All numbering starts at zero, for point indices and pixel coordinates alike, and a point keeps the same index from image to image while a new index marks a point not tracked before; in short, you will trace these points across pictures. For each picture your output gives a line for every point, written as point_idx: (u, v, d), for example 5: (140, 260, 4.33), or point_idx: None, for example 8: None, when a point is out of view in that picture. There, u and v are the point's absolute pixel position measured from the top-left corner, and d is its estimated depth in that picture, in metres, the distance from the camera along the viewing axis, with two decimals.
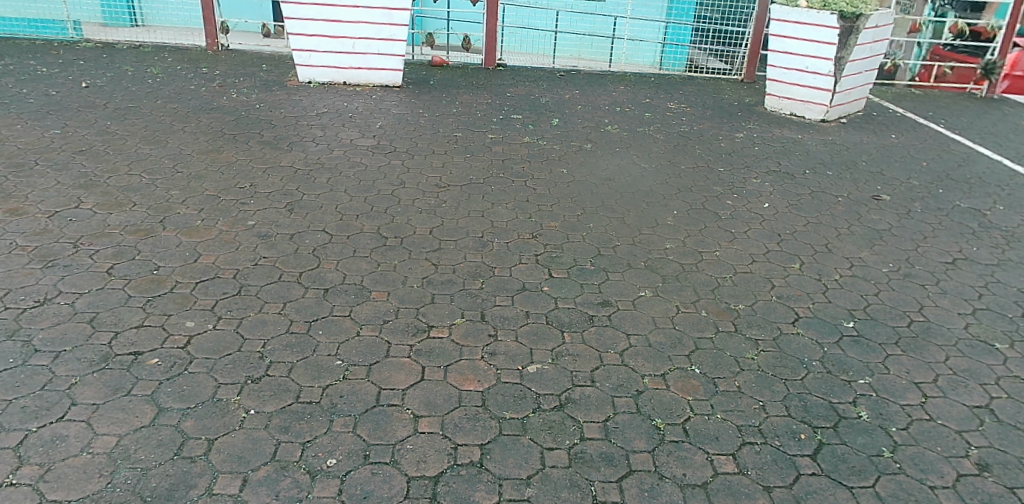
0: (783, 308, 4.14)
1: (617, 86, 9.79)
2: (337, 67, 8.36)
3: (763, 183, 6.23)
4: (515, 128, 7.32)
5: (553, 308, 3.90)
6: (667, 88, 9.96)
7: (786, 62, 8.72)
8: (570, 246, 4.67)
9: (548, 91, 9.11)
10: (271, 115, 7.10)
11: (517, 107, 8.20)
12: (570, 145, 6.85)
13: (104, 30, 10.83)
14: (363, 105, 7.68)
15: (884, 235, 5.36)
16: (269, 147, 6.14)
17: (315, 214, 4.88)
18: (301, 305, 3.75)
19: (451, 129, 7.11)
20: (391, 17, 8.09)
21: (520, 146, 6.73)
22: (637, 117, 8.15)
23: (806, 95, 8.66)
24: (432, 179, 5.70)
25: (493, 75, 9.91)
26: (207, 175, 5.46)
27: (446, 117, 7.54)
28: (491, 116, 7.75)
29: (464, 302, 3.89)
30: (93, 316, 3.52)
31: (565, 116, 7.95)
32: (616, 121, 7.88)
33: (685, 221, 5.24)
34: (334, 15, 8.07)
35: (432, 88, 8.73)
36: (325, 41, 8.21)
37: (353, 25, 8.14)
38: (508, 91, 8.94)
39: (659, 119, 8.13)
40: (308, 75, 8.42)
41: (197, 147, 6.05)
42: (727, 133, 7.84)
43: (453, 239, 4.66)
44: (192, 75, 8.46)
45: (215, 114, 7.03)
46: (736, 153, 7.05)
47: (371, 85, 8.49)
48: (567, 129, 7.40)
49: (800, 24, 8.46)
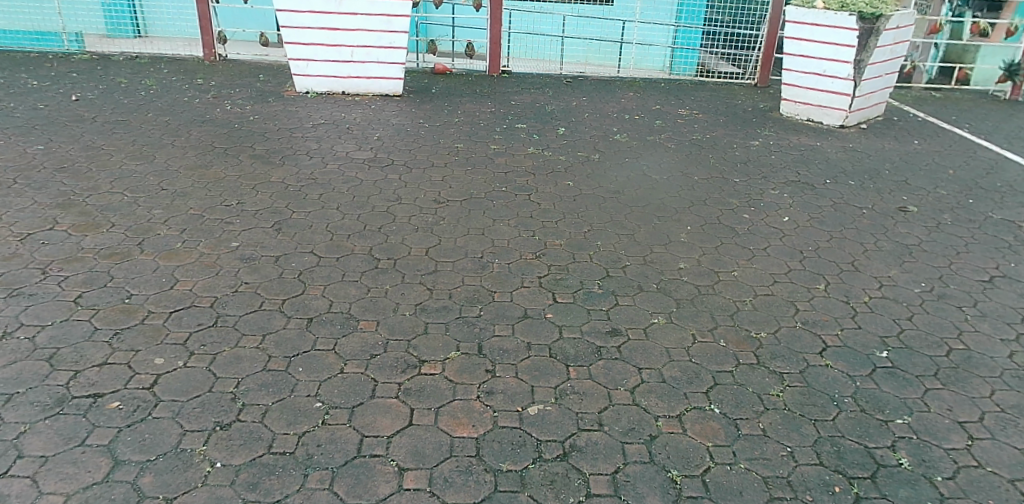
0: (809, 336, 3.79)
1: (626, 93, 9.46)
2: (336, 76, 8.09)
3: (781, 194, 5.88)
4: (520, 137, 7.01)
5: (558, 338, 3.57)
6: (677, 94, 9.62)
7: (803, 66, 8.35)
8: (577, 267, 4.33)
9: (555, 98, 8.80)
10: (266, 127, 6.83)
11: (522, 116, 7.89)
12: (577, 156, 6.53)
13: (103, 42, 10.66)
14: (361, 116, 7.40)
15: (914, 251, 4.99)
16: (260, 162, 5.86)
17: (304, 234, 4.58)
18: (282, 337, 3.43)
19: (452, 140, 6.81)
20: (390, 24, 7.81)
21: (525, 157, 6.41)
22: (648, 125, 7.81)
23: (824, 100, 8.29)
24: (430, 195, 5.38)
25: (497, 82, 9.61)
26: (193, 192, 5.18)
27: (448, 127, 7.23)
28: (495, 125, 7.45)
29: (460, 332, 3.56)
30: (53, 353, 3.22)
31: (572, 125, 7.62)
32: (625, 129, 7.55)
33: (701, 237, 4.90)
34: (333, 23, 7.81)
35: (434, 97, 8.45)
36: (324, 50, 7.93)
37: (351, 33, 7.86)
38: (513, 99, 8.65)
39: (670, 127, 7.79)
40: (306, 85, 8.15)
41: (185, 162, 5.77)
42: (742, 142, 7.48)
43: (451, 260, 4.34)
44: (187, 86, 8.22)
45: (207, 127, 6.76)
46: (753, 162, 6.71)
47: (371, 95, 8.22)
48: (574, 138, 7.08)
49: (817, 26, 8.10)
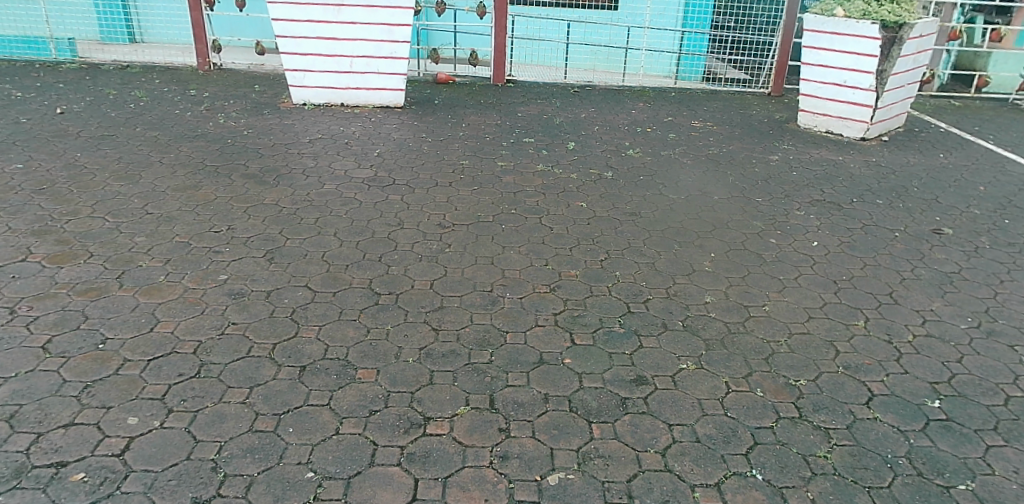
0: (853, 383, 3.43)
1: (636, 103, 9.13)
2: (334, 87, 7.76)
3: (807, 215, 5.53)
4: (527, 153, 6.67)
5: (577, 389, 3.22)
6: (689, 104, 9.28)
7: (822, 76, 8.02)
8: (595, 303, 3.98)
9: (562, 110, 8.47)
10: (260, 143, 6.50)
11: (530, 129, 7.55)
12: (588, 173, 6.19)
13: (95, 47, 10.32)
14: (361, 130, 7.07)
15: (955, 279, 4.63)
16: (252, 182, 5.52)
17: (298, 265, 4.23)
18: (271, 390, 3.09)
19: (456, 157, 6.46)
20: (391, 33, 7.49)
21: (533, 175, 6.07)
22: (661, 139, 7.46)
23: (844, 111, 7.96)
24: (435, 218, 5.04)
25: (502, 92, 9.27)
26: (180, 216, 4.84)
27: (451, 142, 6.89)
28: (501, 139, 7.11)
29: (469, 381, 3.21)
30: (14, 411, 2.88)
31: (581, 138, 7.28)
32: (637, 143, 7.21)
33: (726, 266, 4.55)
34: (331, 33, 7.48)
35: (437, 108, 8.12)
36: (322, 60, 7.61)
37: (350, 42, 7.53)
38: (519, 110, 8.32)
39: (684, 140, 7.44)
40: (303, 96, 7.82)
41: (173, 182, 5.44)
42: (760, 156, 7.13)
43: (457, 294, 3.99)
44: (179, 98, 7.88)
45: (198, 142, 6.42)
46: (774, 179, 6.36)
47: (371, 106, 7.88)
48: (584, 154, 6.74)
49: (837, 35, 7.77)
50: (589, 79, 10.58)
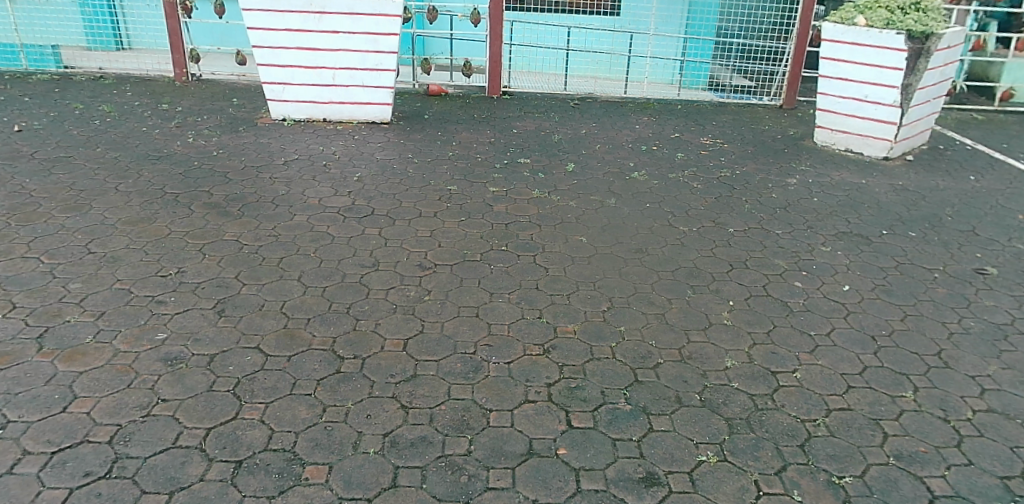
0: (908, 478, 2.84)
1: (640, 117, 8.53)
2: (315, 101, 7.19)
3: (834, 252, 4.94)
4: (522, 176, 6.09)
5: (574, 492, 2.63)
6: (697, 118, 8.69)
7: (841, 90, 7.40)
8: (596, 369, 3.39)
9: (562, 125, 7.89)
10: (229, 165, 5.92)
11: (526, 147, 6.97)
12: (589, 200, 5.60)
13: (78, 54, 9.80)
14: (341, 150, 6.49)
15: (1010, 333, 4.03)
16: (214, 213, 4.94)
17: (251, 320, 3.65)
18: (196, 497, 2.51)
19: (444, 181, 5.88)
20: (376, 43, 6.95)
21: (527, 203, 5.48)
22: (669, 158, 6.87)
23: (865, 128, 7.34)
24: (415, 257, 4.45)
25: (498, 104, 8.69)
26: (124, 256, 4.25)
27: (440, 163, 6.31)
28: (494, 160, 6.53)
29: (441, 483, 2.62)
30: None
31: (582, 158, 6.69)
32: (643, 163, 6.63)
33: (747, 318, 3.96)
34: (311, 43, 6.93)
35: (427, 124, 7.56)
36: (301, 72, 7.05)
37: (332, 53, 6.98)
38: (515, 126, 7.75)
39: (693, 160, 6.85)
40: (282, 111, 7.25)
41: (125, 213, 4.86)
42: (778, 178, 6.53)
43: (434, 357, 3.40)
44: (149, 112, 7.31)
45: (161, 165, 5.84)
46: (793, 207, 5.77)
47: (356, 122, 7.31)
48: (585, 177, 6.16)
49: (858, 46, 7.15)
50: (591, 89, 9.99)
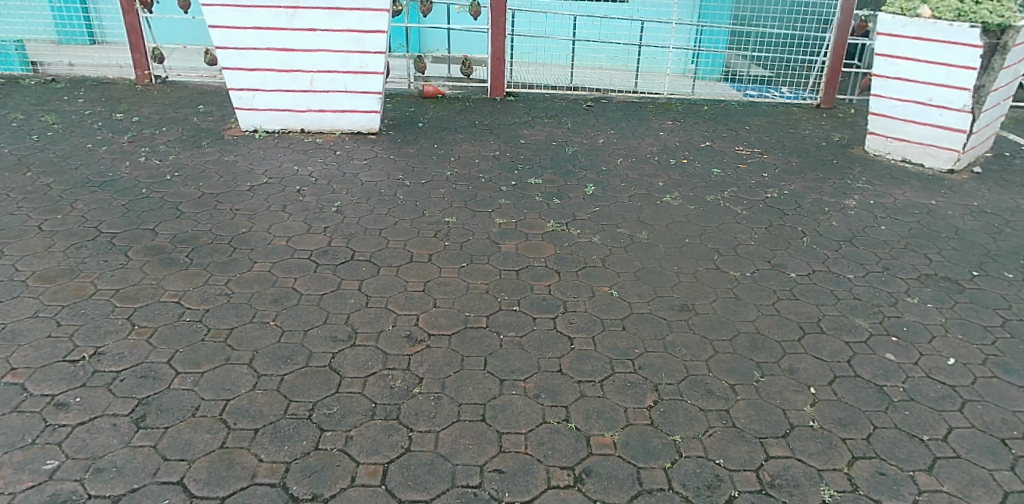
0: None
1: (663, 121, 7.56)
2: (291, 110, 6.24)
3: (922, 305, 3.98)
4: (534, 202, 5.14)
5: None
6: (727, 122, 7.71)
7: (899, 92, 6.39)
8: None
9: (575, 133, 6.93)
10: (185, 193, 4.97)
11: (536, 162, 6.01)
12: (615, 235, 4.65)
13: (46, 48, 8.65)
14: (320, 169, 5.53)
15: None
16: (154, 261, 4.00)
17: (180, 433, 2.71)
18: None
19: (440, 209, 4.93)
20: (360, 42, 6.02)
21: (541, 240, 4.53)
22: (702, 174, 5.90)
23: (928, 136, 6.35)
24: (402, 324, 3.51)
25: (502, 108, 7.71)
26: (27, 330, 3.30)
27: (436, 186, 5.36)
28: (500, 179, 5.58)
29: None
30: None
31: (602, 177, 5.74)
32: (674, 182, 5.67)
33: (838, 415, 3.02)
34: (285, 42, 5.98)
35: (422, 134, 6.59)
36: (274, 76, 6.10)
37: (309, 54, 6.04)
38: (522, 135, 6.80)
39: (732, 176, 5.89)
40: (253, 121, 6.28)
41: (42, 264, 3.90)
42: (832, 199, 5.57)
43: (425, 496, 2.46)
44: (100, 124, 6.34)
45: (100, 193, 4.89)
46: (859, 239, 4.82)
47: (339, 132, 6.38)
48: (608, 202, 5.20)
49: (922, 41, 6.13)
50: (603, 86, 9.07)
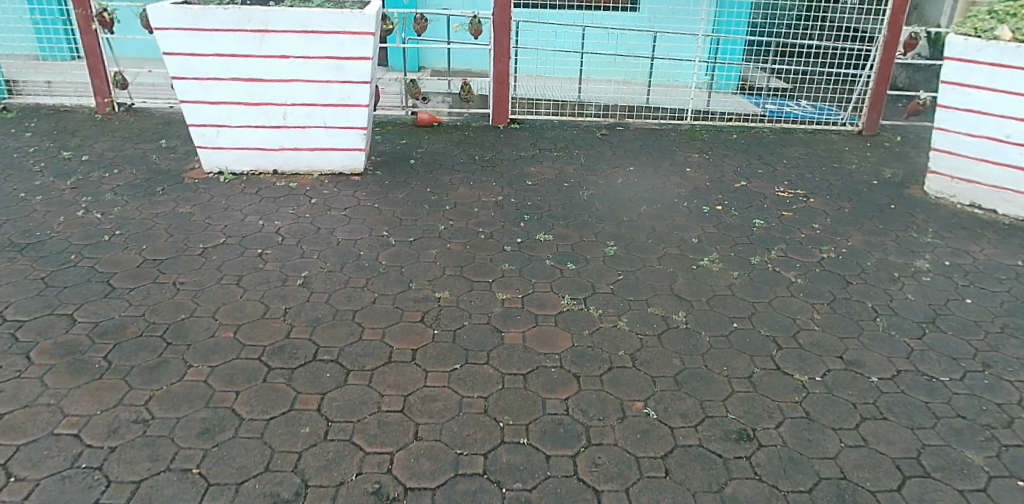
0: None
1: (688, 153, 6.67)
2: (262, 148, 5.40)
3: None
4: (544, 267, 4.26)
5: None
6: (761, 153, 6.81)
7: (969, 126, 5.49)
8: None
9: (590, 169, 6.06)
10: (122, 259, 4.11)
11: (545, 210, 5.13)
12: (646, 316, 3.76)
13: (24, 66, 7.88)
14: (290, 224, 4.67)
15: None
16: (61, 367, 3.14)
17: None
18: None
19: (430, 279, 4.05)
20: (341, 70, 5.17)
21: (554, 325, 3.64)
22: (741, 226, 5.00)
23: (1005, 179, 5.43)
24: (371, 471, 2.62)
25: (506, 138, 6.85)
26: None
27: (426, 245, 4.49)
28: (504, 235, 4.70)
29: None
30: None
31: (623, 229, 4.85)
32: (710, 237, 4.78)
33: None
34: (252, 72, 5.13)
35: (414, 174, 5.72)
36: (242, 110, 5.26)
37: (281, 85, 5.19)
38: (529, 173, 5.93)
39: (776, 229, 5.00)
40: (217, 162, 5.43)
41: None
42: (900, 259, 4.67)
43: None
44: (43, 164, 5.50)
45: (18, 261, 4.04)
46: (945, 321, 3.92)
47: (318, 173, 5.53)
48: (633, 268, 4.31)
49: (999, 68, 5.25)
50: (612, 100, 8.39)
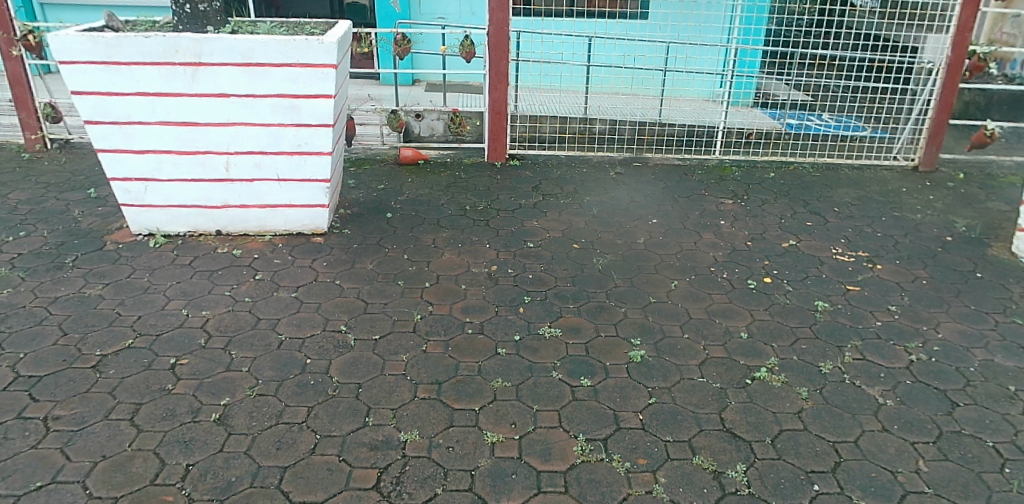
0: None
1: (720, 199, 5.62)
2: (201, 205, 4.37)
3: None
4: (550, 383, 3.21)
5: None
6: (805, 197, 5.75)
7: None
8: None
9: (604, 223, 5.02)
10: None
11: (551, 287, 4.08)
12: (690, 473, 2.72)
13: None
14: (223, 313, 3.64)
15: None
16: None
17: None
18: None
19: (396, 406, 3.01)
20: (295, 111, 4.15)
21: (563, 491, 2.60)
22: (798, 310, 3.95)
23: None
24: None
25: (504, 180, 5.81)
26: None
27: (396, 346, 3.44)
28: (497, 326, 3.65)
29: None
30: None
31: (650, 317, 3.80)
32: (762, 330, 3.73)
33: None
34: (185, 114, 4.09)
35: (389, 233, 4.68)
36: (174, 161, 4.22)
37: (222, 129, 4.16)
38: (531, 229, 4.88)
39: (844, 315, 3.94)
40: (146, 222, 4.39)
41: None
42: (1011, 361, 3.59)
43: None
44: None
45: None
46: None
47: (271, 234, 4.51)
48: (667, 382, 3.26)
49: None
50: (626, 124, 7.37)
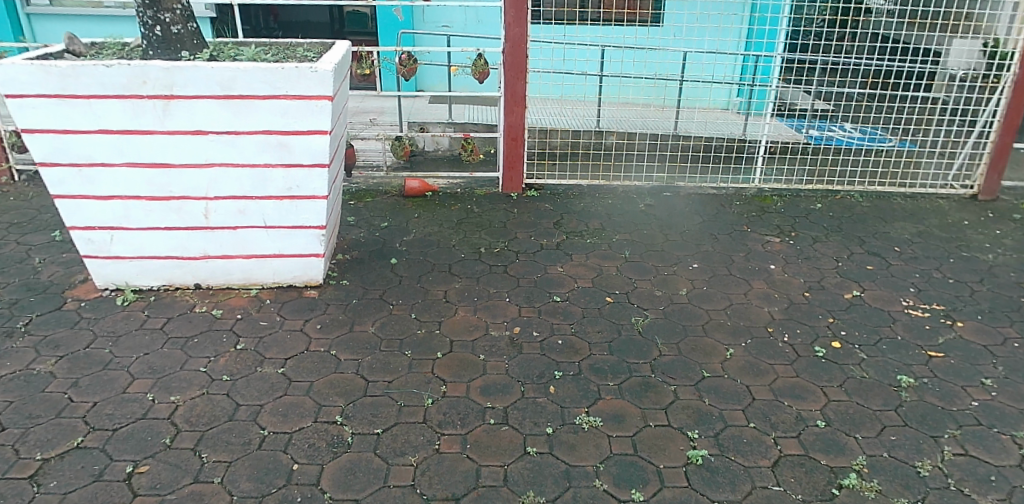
0: None
1: (765, 236, 5.01)
2: (177, 257, 3.79)
3: None
4: (594, 497, 2.60)
5: None
6: (859, 233, 5.14)
7: None
8: None
9: (638, 270, 4.41)
10: None
11: (584, 356, 3.47)
12: None
13: None
14: (196, 397, 3.05)
15: None
16: None
17: None
18: None
19: None
20: (284, 150, 3.56)
21: None
22: (879, 387, 3.33)
23: None
24: None
25: (522, 214, 5.21)
26: None
27: (402, 443, 2.83)
28: (524, 412, 3.04)
29: None
30: None
31: (705, 398, 3.19)
32: (841, 415, 3.11)
33: None
34: (157, 154, 3.51)
35: (394, 285, 4.08)
36: (145, 207, 3.64)
37: (200, 170, 3.57)
38: (555, 277, 4.28)
39: (933, 392, 3.32)
40: (114, 276, 3.81)
41: None
42: None
43: None
44: None
45: None
46: None
47: (258, 287, 3.92)
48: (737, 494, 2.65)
49: None
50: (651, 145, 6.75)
